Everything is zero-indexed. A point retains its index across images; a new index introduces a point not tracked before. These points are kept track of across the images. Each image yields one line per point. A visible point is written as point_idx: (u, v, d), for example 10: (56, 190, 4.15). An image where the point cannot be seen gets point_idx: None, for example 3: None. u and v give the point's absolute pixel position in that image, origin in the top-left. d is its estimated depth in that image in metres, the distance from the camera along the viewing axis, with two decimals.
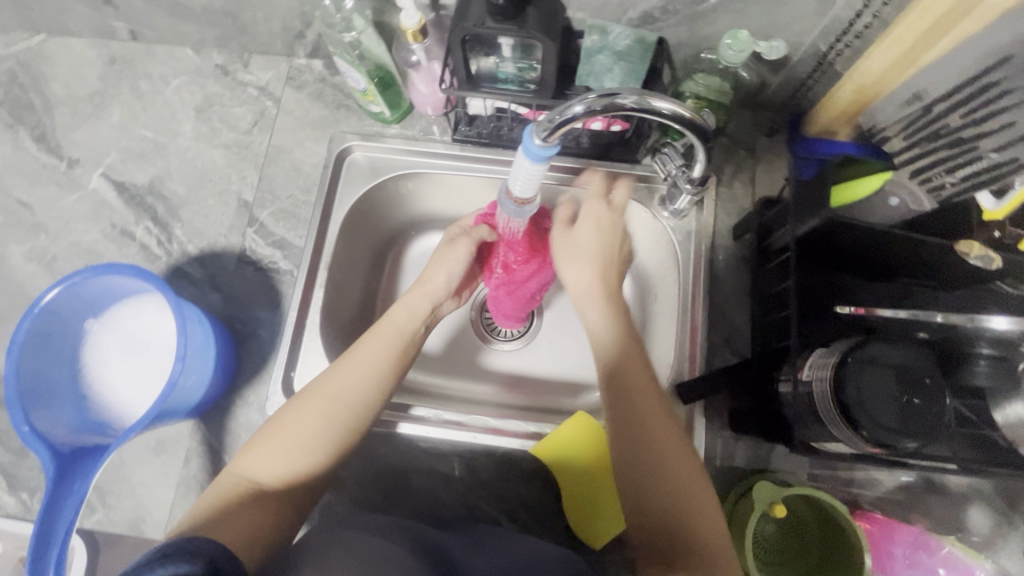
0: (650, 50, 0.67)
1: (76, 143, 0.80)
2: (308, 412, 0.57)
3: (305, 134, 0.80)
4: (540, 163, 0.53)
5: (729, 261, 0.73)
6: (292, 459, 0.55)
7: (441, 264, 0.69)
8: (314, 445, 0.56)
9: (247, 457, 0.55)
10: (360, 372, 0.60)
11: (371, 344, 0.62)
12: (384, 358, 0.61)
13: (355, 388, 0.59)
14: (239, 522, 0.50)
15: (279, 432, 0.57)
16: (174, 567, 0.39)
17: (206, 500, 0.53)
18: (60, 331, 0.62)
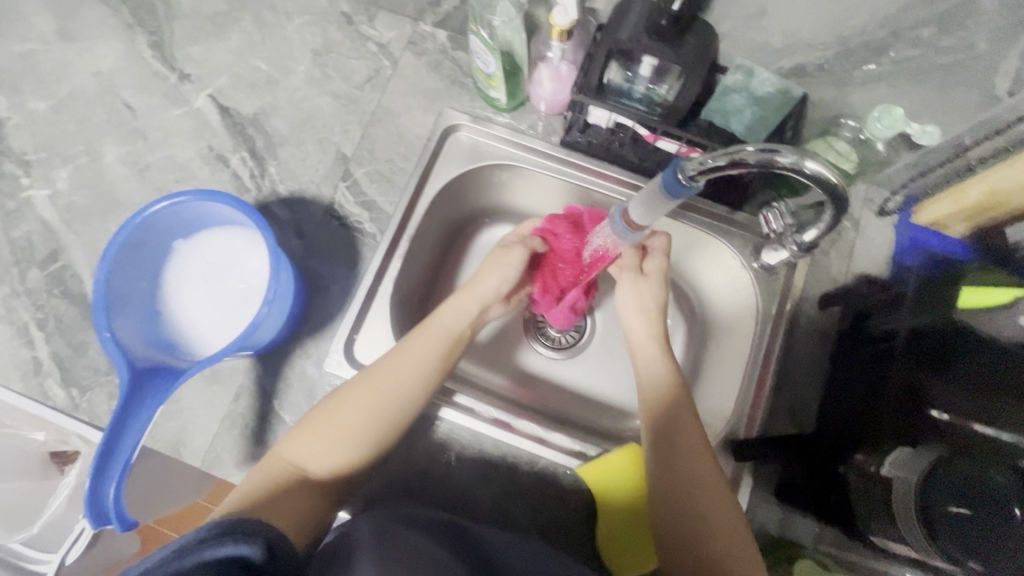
0: (789, 103, 0.65)
1: (191, 58, 0.80)
2: (353, 405, 0.58)
3: (416, 102, 0.79)
4: (676, 199, 0.52)
5: (809, 329, 0.72)
6: (337, 450, 0.57)
7: (492, 270, 0.68)
8: (357, 439, 0.57)
9: (292, 443, 0.57)
10: (407, 370, 0.60)
11: (416, 342, 0.62)
12: (428, 357, 0.62)
13: (399, 385, 0.59)
14: (286, 509, 0.53)
15: (324, 421, 0.58)
16: (230, 544, 0.41)
17: (255, 481, 0.54)
18: (151, 245, 0.62)
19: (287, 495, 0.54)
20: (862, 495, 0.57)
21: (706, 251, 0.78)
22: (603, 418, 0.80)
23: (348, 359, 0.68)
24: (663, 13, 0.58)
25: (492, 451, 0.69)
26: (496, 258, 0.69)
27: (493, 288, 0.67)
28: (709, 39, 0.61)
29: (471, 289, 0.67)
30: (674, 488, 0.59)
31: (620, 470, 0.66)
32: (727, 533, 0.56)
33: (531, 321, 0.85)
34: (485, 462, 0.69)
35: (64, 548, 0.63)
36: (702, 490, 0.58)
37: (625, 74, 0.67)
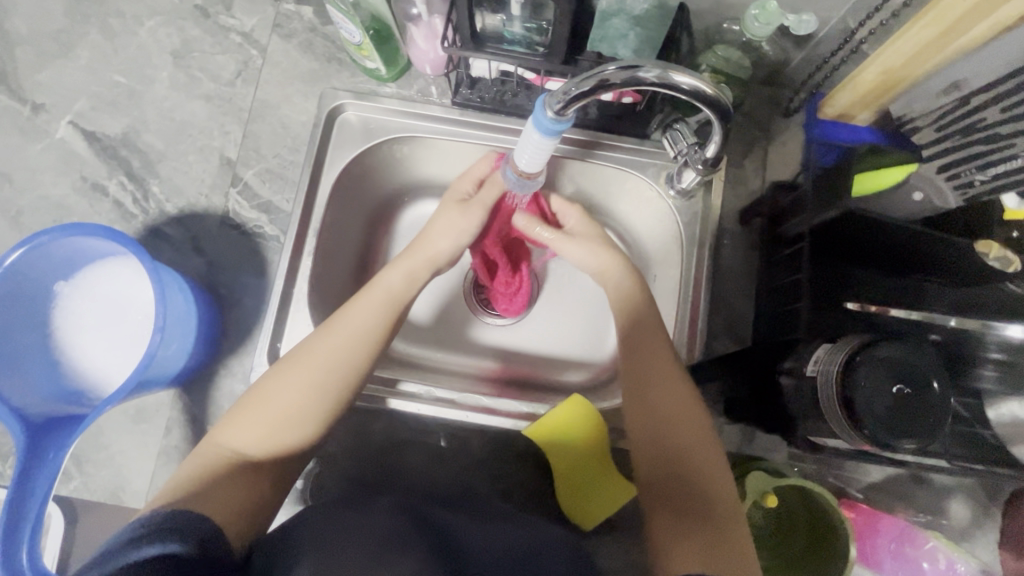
0: (670, 17, 0.62)
1: (41, 86, 0.74)
2: (295, 380, 0.55)
3: (294, 89, 0.74)
4: (551, 138, 0.50)
5: (735, 246, 0.71)
6: (279, 427, 0.54)
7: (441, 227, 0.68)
8: (298, 414, 0.54)
9: (228, 428, 0.54)
10: (351, 335, 0.58)
11: (360, 306, 0.60)
12: (371, 323, 0.60)
13: (341, 351, 0.57)
14: (223, 494, 0.49)
15: (265, 398, 0.55)
16: (161, 545, 0.39)
17: (188, 471, 0.51)
18: (28, 293, 0.58)
19: (223, 479, 0.50)
20: (795, 398, 0.56)
21: (625, 188, 0.76)
22: (554, 375, 0.79)
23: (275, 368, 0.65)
24: None
25: (441, 430, 0.68)
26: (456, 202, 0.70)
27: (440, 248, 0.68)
28: None
29: (415, 251, 0.67)
30: (643, 398, 0.59)
31: (569, 417, 0.65)
32: (693, 436, 0.56)
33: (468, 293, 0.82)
34: (437, 441, 0.68)
35: None
36: (665, 391, 0.59)
37: (498, 16, 0.63)
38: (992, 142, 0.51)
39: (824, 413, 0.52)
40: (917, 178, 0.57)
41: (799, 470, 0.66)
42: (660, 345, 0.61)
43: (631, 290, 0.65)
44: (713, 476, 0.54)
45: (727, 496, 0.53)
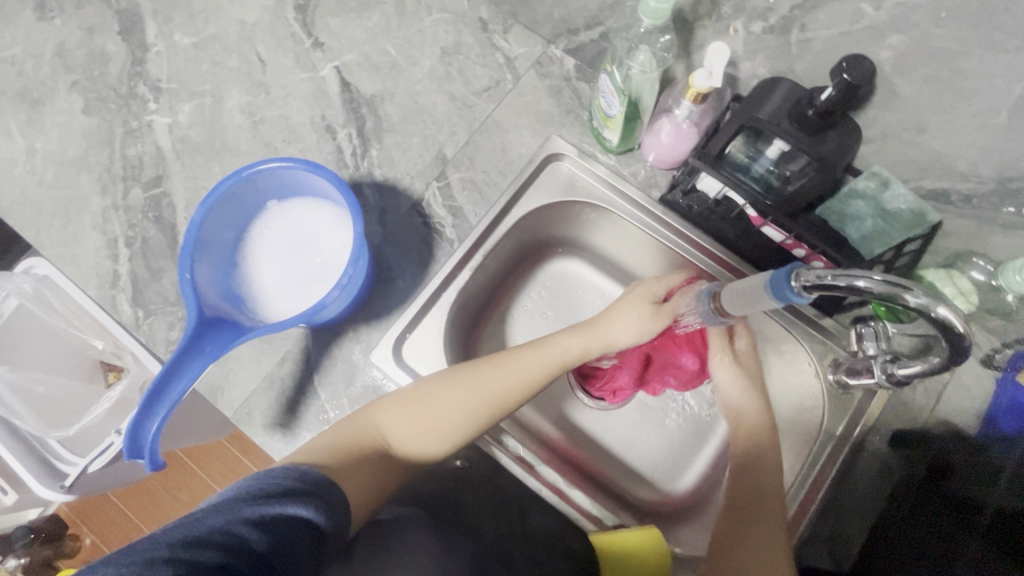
0: (918, 227, 0.60)
1: (328, 29, 0.82)
2: (455, 401, 0.61)
3: (527, 123, 0.79)
4: (778, 299, 0.50)
5: (873, 463, 0.67)
6: (426, 433, 0.61)
7: (625, 325, 0.69)
8: (442, 433, 0.61)
9: (383, 415, 0.61)
10: (511, 389, 0.63)
11: (528, 364, 0.65)
12: (534, 378, 0.65)
13: (498, 398, 0.63)
14: (362, 477, 0.57)
15: (425, 401, 0.61)
16: (294, 507, 0.46)
17: (337, 436, 0.58)
18: (248, 200, 0.64)
19: (367, 462, 0.58)
20: None
21: (778, 346, 0.75)
22: (627, 486, 0.77)
23: (393, 355, 0.69)
24: (810, 103, 0.55)
25: None
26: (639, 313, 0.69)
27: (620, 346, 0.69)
28: (853, 138, 0.57)
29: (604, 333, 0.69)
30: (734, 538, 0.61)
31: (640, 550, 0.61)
32: None
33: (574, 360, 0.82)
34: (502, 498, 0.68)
35: (89, 458, 0.71)
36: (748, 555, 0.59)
37: (749, 149, 0.63)
38: None
39: None
40: None
41: None
42: (770, 519, 0.61)
43: (766, 458, 0.66)
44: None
45: None
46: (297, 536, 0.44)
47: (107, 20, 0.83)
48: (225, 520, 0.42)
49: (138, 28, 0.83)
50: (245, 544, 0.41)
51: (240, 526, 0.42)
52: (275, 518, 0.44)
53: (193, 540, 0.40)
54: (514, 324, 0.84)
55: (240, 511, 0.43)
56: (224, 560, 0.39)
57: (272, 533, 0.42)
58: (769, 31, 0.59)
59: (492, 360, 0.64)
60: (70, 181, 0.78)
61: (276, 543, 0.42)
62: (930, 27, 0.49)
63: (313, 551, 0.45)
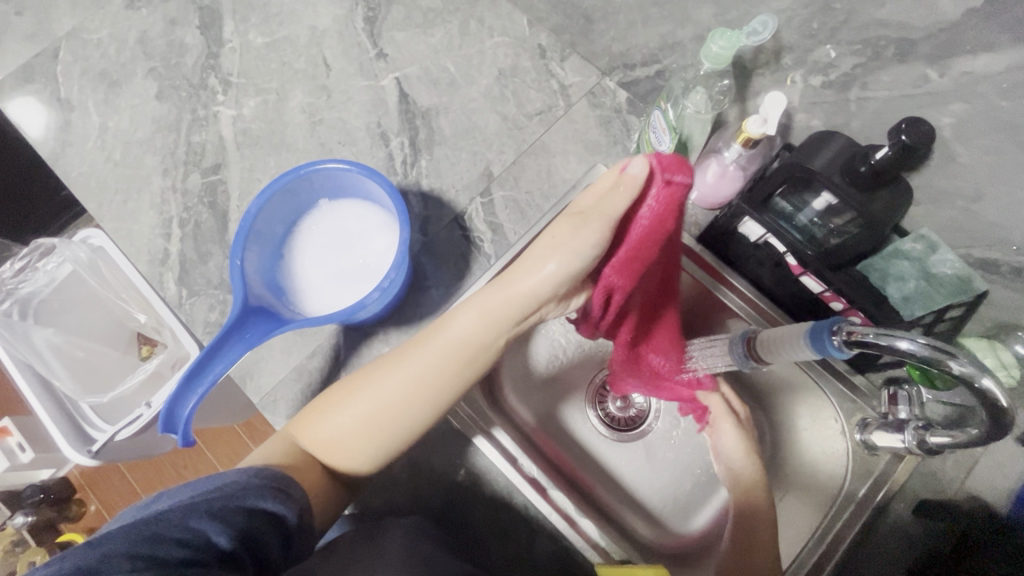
0: (964, 294, 0.59)
1: (393, 42, 0.86)
2: (348, 411, 0.58)
3: (574, 149, 0.80)
4: (816, 352, 0.50)
5: (894, 530, 0.65)
6: (342, 446, 0.59)
7: (540, 253, 0.53)
8: (353, 431, 0.58)
9: (306, 423, 0.60)
10: (403, 388, 0.57)
11: (408, 364, 0.57)
12: (420, 375, 0.57)
13: (385, 392, 0.57)
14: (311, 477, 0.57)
15: (325, 413, 0.59)
16: (252, 500, 0.48)
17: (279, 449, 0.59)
18: (302, 196, 0.67)
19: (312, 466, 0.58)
20: None
21: (805, 397, 0.73)
22: (635, 521, 0.76)
23: None
24: (864, 160, 0.55)
25: (517, 507, 0.68)
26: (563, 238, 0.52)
27: (530, 292, 0.54)
28: (902, 201, 0.57)
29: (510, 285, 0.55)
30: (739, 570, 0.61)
31: None
32: None
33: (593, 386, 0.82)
34: (511, 518, 0.67)
35: (117, 426, 0.74)
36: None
37: (795, 199, 0.63)
38: None
39: None
40: None
41: None
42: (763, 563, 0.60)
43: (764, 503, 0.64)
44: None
45: None
46: (263, 529, 0.46)
47: (189, 14, 0.88)
48: (189, 514, 0.43)
49: (216, 25, 0.87)
50: (208, 539, 0.43)
51: (205, 519, 0.43)
52: (241, 511, 0.46)
53: (157, 535, 0.41)
54: None
55: (200, 503, 0.44)
56: (193, 553, 0.41)
57: (240, 526, 0.45)
58: (828, 85, 0.59)
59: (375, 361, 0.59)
60: (135, 160, 0.82)
61: (241, 534, 0.44)
62: (994, 99, 0.49)
63: (276, 541, 0.48)
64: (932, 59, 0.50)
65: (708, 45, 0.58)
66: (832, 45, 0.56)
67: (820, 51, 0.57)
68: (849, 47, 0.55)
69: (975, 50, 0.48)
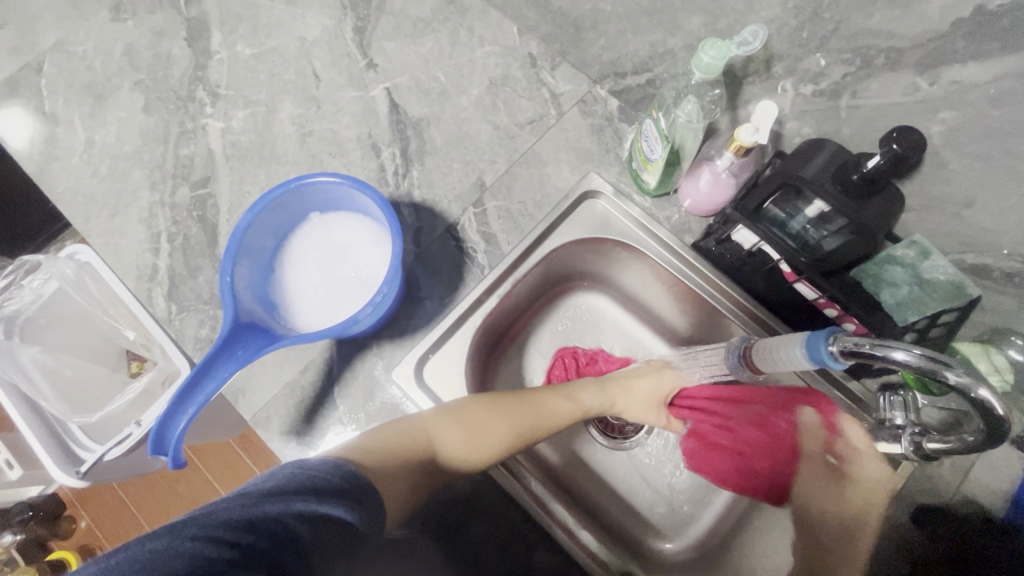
0: (958, 300, 0.58)
1: (383, 51, 0.86)
2: (496, 424, 0.63)
3: (566, 158, 0.80)
4: (813, 363, 0.50)
5: None
6: (462, 451, 0.61)
7: (642, 395, 0.74)
8: (480, 452, 0.62)
9: (435, 425, 0.61)
10: (548, 423, 0.66)
11: (562, 403, 0.68)
12: (564, 418, 0.68)
13: (534, 430, 0.65)
14: (395, 485, 0.55)
15: (466, 420, 0.62)
16: (334, 508, 0.44)
17: (387, 439, 0.57)
18: (292, 210, 0.66)
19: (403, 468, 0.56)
20: None
21: None
22: (634, 532, 0.76)
23: (415, 376, 0.69)
24: (856, 167, 0.55)
25: (516, 522, 0.67)
26: (655, 395, 0.74)
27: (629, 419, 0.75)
28: (895, 207, 0.58)
29: (626, 387, 0.73)
30: None
31: None
32: None
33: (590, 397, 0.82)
34: (509, 532, 0.67)
35: (107, 445, 0.72)
36: None
37: (789, 206, 0.63)
38: None
39: None
40: None
41: None
42: None
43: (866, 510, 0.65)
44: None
45: None
46: (336, 541, 0.43)
47: (176, 26, 0.87)
48: (279, 509, 0.41)
49: (203, 36, 0.87)
50: (289, 539, 0.40)
51: (292, 520, 0.41)
52: (322, 517, 0.43)
53: (246, 524, 0.39)
54: (534, 353, 0.84)
55: (288, 499, 0.42)
56: (272, 550, 0.39)
57: (315, 534, 0.42)
58: (818, 93, 0.60)
59: (537, 396, 0.67)
60: (122, 174, 0.81)
61: (320, 541, 0.42)
62: (984, 107, 0.49)
63: (345, 552, 0.44)
64: (921, 67, 0.51)
65: (699, 54, 0.58)
66: (822, 54, 0.56)
67: (810, 60, 0.58)
68: (838, 56, 0.55)
69: (965, 59, 0.48)
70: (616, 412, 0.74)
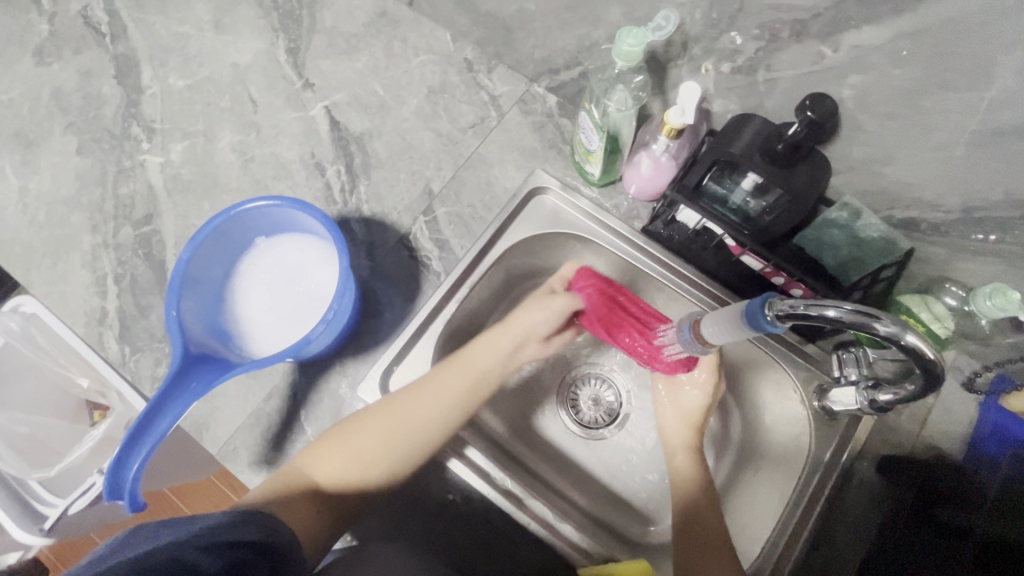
0: (894, 254, 0.61)
1: (319, 70, 0.85)
2: (370, 429, 0.63)
3: (511, 157, 0.81)
4: (753, 331, 0.50)
5: (860, 492, 0.66)
6: (357, 467, 0.62)
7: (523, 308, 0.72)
8: (378, 461, 0.62)
9: (311, 456, 0.62)
10: (428, 406, 0.65)
11: (433, 380, 0.66)
12: (451, 394, 0.66)
13: (421, 422, 0.64)
14: (301, 517, 0.58)
15: (341, 438, 0.62)
16: (236, 533, 0.44)
17: (275, 482, 0.60)
18: (236, 236, 0.65)
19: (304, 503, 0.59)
20: None
21: (764, 373, 0.75)
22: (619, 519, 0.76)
23: (381, 390, 0.69)
24: (779, 137, 0.58)
25: (496, 525, 0.66)
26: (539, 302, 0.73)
27: (522, 326, 0.71)
28: (823, 172, 0.60)
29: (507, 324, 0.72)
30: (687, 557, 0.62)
31: None
32: None
33: (562, 385, 0.82)
34: (493, 535, 0.66)
35: (71, 498, 0.73)
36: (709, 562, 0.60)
37: (726, 181, 0.65)
38: None
39: None
40: None
41: None
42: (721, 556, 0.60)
43: (699, 479, 0.68)
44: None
45: None
46: (244, 562, 0.43)
47: (103, 65, 0.85)
48: (191, 542, 0.41)
49: (133, 72, 0.85)
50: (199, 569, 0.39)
51: (212, 551, 0.41)
52: (225, 542, 0.42)
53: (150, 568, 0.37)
54: None
55: (186, 537, 0.41)
56: None
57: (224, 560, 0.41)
58: (737, 70, 0.61)
59: (410, 387, 0.66)
60: (62, 220, 0.79)
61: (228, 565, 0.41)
62: (886, 68, 0.51)
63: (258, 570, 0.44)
64: (824, 35, 0.52)
65: (618, 44, 0.59)
66: (734, 32, 0.58)
67: (725, 38, 0.59)
68: (749, 33, 0.57)
69: (860, 25, 0.50)
70: (502, 331, 0.71)
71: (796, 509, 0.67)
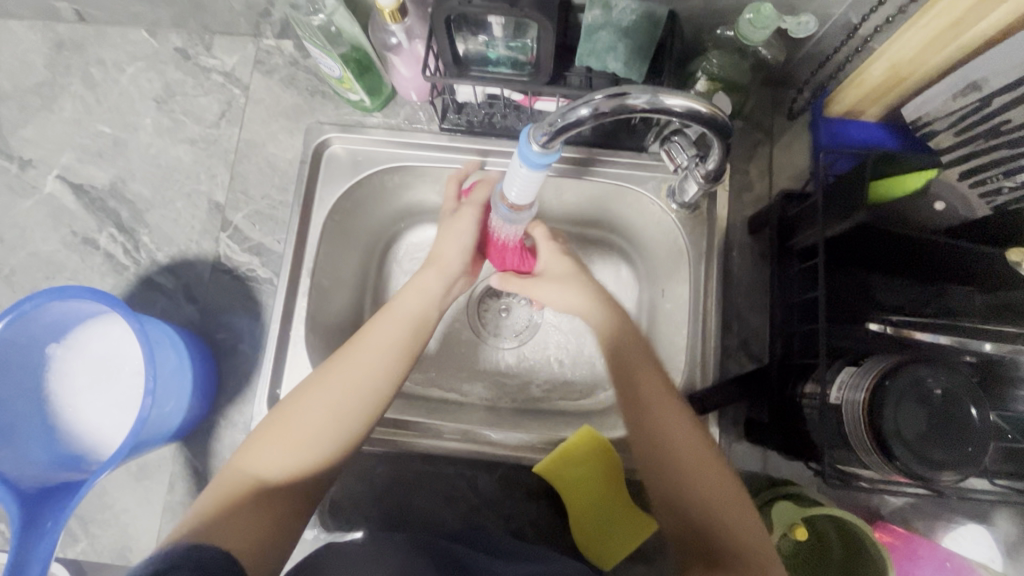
0: (660, 26, 0.59)
1: (27, 141, 0.73)
2: (315, 403, 0.53)
3: (279, 126, 0.73)
4: (540, 170, 0.46)
5: (747, 259, 0.67)
6: (302, 452, 0.52)
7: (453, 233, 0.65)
8: (320, 440, 0.52)
9: (254, 452, 0.51)
10: (371, 360, 0.56)
11: (377, 331, 0.58)
12: (393, 339, 0.58)
13: (360, 380, 0.55)
14: (237, 532, 0.46)
15: (286, 422, 0.52)
16: None
17: (206, 502, 0.49)
18: (19, 361, 0.57)
19: (243, 516, 0.47)
20: (816, 425, 0.51)
21: (625, 199, 0.72)
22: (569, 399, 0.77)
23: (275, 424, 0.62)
24: None
25: (451, 473, 0.65)
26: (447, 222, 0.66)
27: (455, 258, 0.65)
28: None
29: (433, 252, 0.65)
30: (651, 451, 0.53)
31: (580, 450, 0.61)
32: (700, 472, 0.51)
33: (474, 307, 0.78)
34: (450, 482, 0.65)
35: None
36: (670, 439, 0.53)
37: (480, 39, 0.58)
38: (1013, 146, 0.49)
39: (850, 440, 0.48)
40: (938, 185, 0.54)
41: (825, 492, 0.62)
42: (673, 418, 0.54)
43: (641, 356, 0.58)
44: (712, 501, 0.50)
45: (739, 502, 0.50)
46: None
47: None
48: None
49: None
50: None
51: None
52: None
53: None
54: None
55: None
56: None
57: None
58: None
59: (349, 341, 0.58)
60: None
61: None
62: None
63: None
64: None
65: None
66: None
67: None
68: None
69: None
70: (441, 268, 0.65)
71: (703, 307, 0.65)
